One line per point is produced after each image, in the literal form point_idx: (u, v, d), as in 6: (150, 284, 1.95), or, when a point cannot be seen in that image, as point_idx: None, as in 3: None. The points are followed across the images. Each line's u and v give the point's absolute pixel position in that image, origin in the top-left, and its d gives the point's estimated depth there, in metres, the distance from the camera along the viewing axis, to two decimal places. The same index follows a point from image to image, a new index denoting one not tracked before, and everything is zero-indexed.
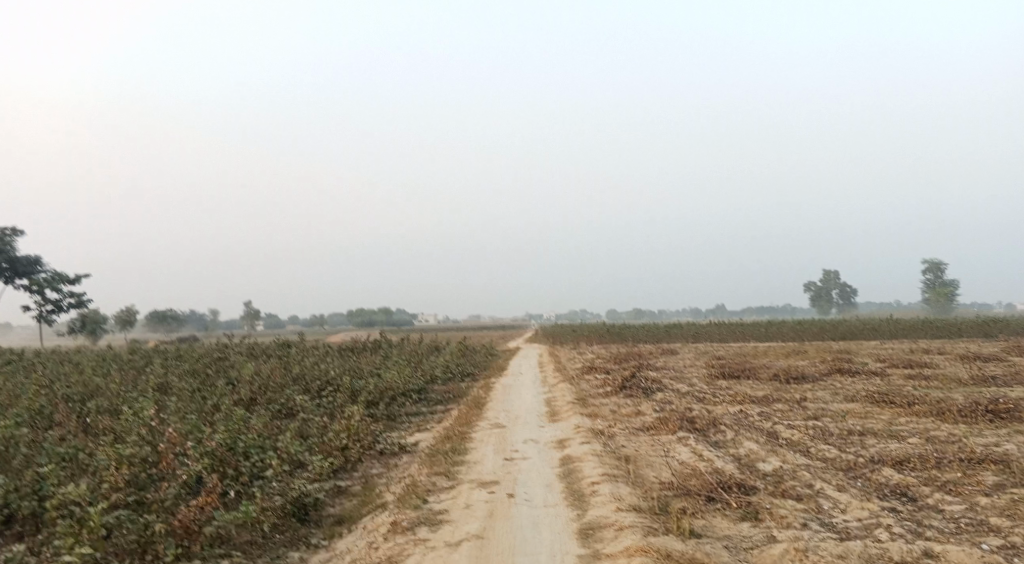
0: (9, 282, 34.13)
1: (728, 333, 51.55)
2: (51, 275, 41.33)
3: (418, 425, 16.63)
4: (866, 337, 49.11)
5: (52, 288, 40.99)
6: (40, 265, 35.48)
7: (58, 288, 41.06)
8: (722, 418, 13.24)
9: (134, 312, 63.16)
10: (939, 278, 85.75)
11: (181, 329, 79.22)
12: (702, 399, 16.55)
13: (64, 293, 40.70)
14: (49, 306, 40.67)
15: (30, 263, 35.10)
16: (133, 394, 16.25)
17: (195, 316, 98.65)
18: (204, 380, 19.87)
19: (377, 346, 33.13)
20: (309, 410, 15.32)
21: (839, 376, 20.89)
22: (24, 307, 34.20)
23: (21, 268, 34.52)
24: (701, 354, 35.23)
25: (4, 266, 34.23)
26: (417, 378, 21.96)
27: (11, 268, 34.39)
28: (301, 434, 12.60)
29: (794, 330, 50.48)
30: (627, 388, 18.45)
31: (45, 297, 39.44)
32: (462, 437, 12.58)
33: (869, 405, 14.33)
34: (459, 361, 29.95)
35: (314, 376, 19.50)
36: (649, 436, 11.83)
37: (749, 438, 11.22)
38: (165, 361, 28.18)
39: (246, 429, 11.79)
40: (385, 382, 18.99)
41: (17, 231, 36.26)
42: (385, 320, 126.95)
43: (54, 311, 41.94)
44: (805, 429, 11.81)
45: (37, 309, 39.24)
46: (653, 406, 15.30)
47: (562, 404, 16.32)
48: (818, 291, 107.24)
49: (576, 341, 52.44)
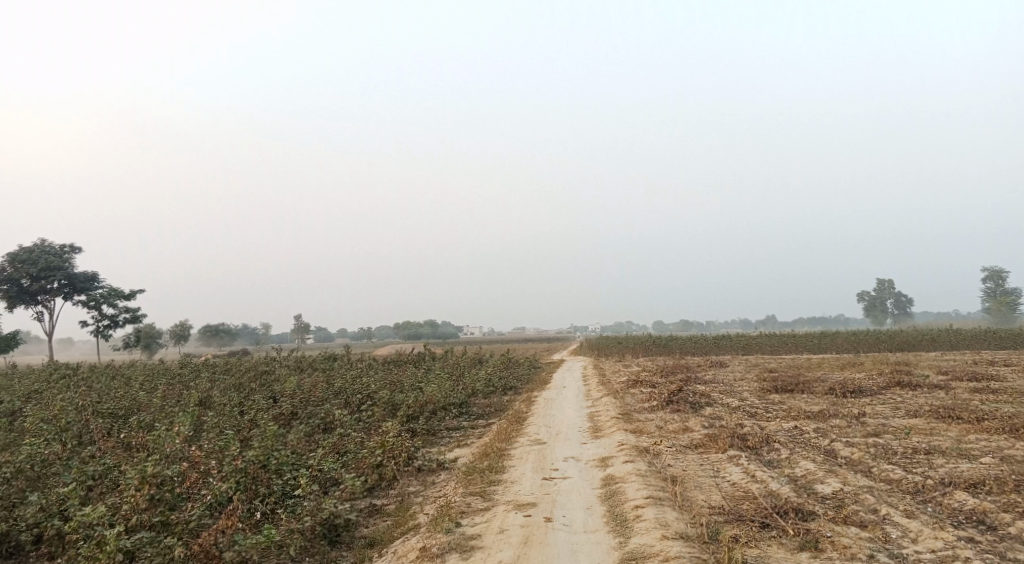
0: (68, 299, 35.19)
1: (778, 344, 49.96)
2: (108, 292, 42.58)
3: (457, 441, 16.30)
4: (925, 349, 46.98)
5: (109, 304, 42.24)
6: (98, 282, 36.56)
7: (115, 304, 42.29)
8: (775, 435, 12.50)
9: (188, 327, 64.77)
10: (1002, 286, 81.87)
11: (232, 344, 80.99)
12: (753, 414, 15.78)
13: (121, 309, 41.87)
14: (106, 322, 41.87)
15: (88, 280, 36.19)
16: (176, 409, 16.38)
17: (247, 331, 101.08)
18: (247, 394, 19.95)
19: (420, 359, 33.01)
20: (348, 425, 15.13)
21: (899, 389, 19.75)
22: (82, 324, 35.22)
23: (81, 285, 35.60)
24: (751, 366, 34.12)
25: (64, 284, 35.36)
26: (458, 391, 21.66)
27: (71, 285, 35.48)
28: (338, 450, 12.40)
29: (848, 341, 48.64)
30: (673, 402, 17.77)
31: (103, 312, 40.61)
32: (501, 454, 12.18)
33: (934, 421, 13.38)
34: (501, 374, 29.56)
35: (354, 389, 19.40)
36: (696, 454, 11.21)
37: (805, 456, 10.51)
38: (213, 375, 28.59)
39: (280, 446, 11.65)
40: (424, 396, 18.72)
41: (76, 249, 37.44)
42: (431, 333, 127.65)
43: (112, 326, 43.22)
44: (866, 446, 11.02)
45: (95, 325, 40.44)
46: (701, 422, 14.61)
47: (606, 419, 15.74)
48: (872, 301, 103.72)
49: (621, 353, 51.55)
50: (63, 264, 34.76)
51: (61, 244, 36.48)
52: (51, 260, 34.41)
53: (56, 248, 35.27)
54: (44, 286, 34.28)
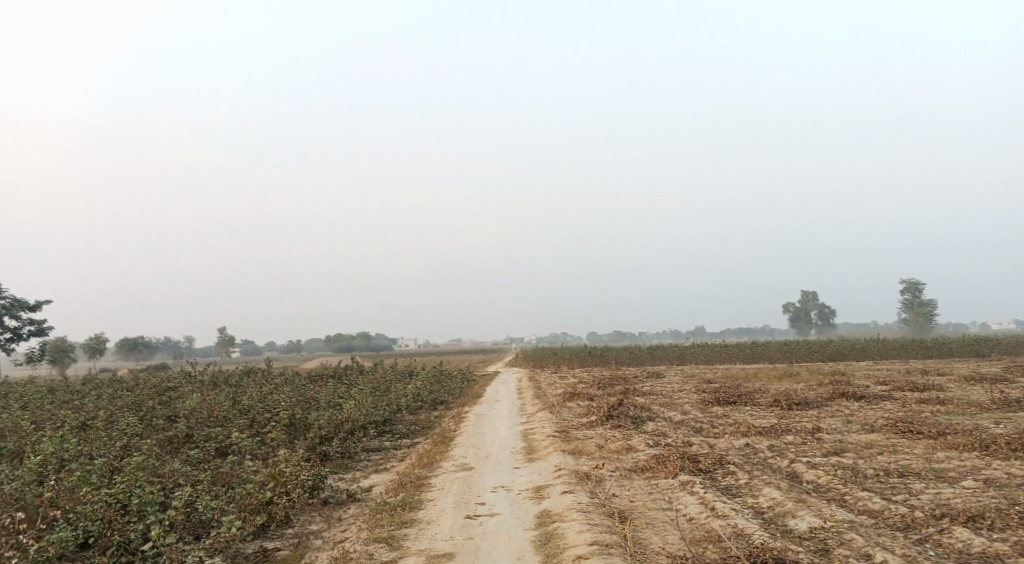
0: None
1: (714, 354, 49.71)
2: (10, 303, 38.56)
3: (375, 466, 14.47)
4: (855, 359, 47.50)
5: (9, 316, 38.19)
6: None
7: (16, 315, 38.21)
8: (728, 455, 11.19)
9: (102, 340, 60.16)
10: (918, 297, 85.18)
11: (151, 357, 76.09)
12: (701, 430, 14.51)
13: (24, 320, 38.01)
14: (6, 334, 37.84)
15: None
16: (50, 431, 14.04)
17: (166, 345, 95.70)
18: (140, 411, 17.58)
19: (346, 372, 30.79)
20: (247, 451, 13.16)
21: (844, 400, 18.97)
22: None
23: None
24: (689, 377, 33.29)
25: None
26: (381, 407, 19.74)
27: None
28: (226, 484, 10.50)
29: (781, 351, 48.78)
30: (614, 417, 16.38)
31: (2, 324, 36.66)
32: (419, 485, 10.48)
33: (893, 436, 12.40)
34: (432, 387, 27.66)
35: (265, 406, 17.33)
36: (643, 480, 9.76)
37: (768, 482, 9.21)
38: (114, 392, 25.64)
39: (153, 477, 9.71)
40: (343, 415, 16.77)
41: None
42: (364, 345, 124.04)
43: (13, 340, 39.12)
44: (831, 469, 9.82)
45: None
46: (646, 439, 13.21)
47: (541, 438, 14.14)
48: (797, 312, 106.48)
49: (557, 364, 50.37)
50: None
51: None
52: None
53: None
54: None
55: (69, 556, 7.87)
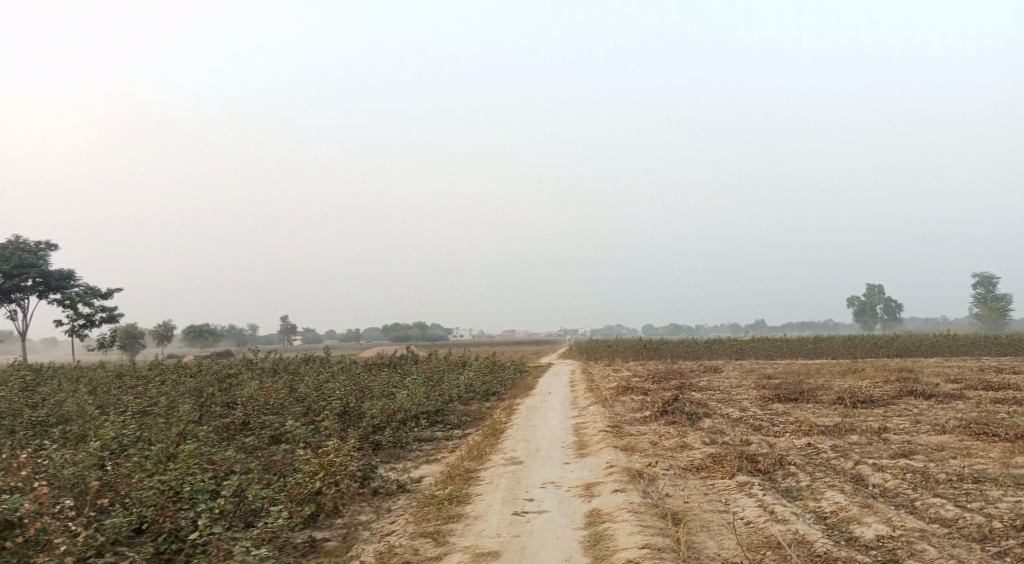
0: (42, 298, 32.85)
1: (773, 349, 48.31)
2: (84, 291, 40.30)
3: (425, 457, 14.48)
4: (924, 355, 45.41)
5: (84, 303, 39.97)
6: (73, 280, 34.28)
7: (91, 303, 39.94)
8: (788, 455, 10.70)
9: (170, 327, 62.52)
10: (993, 291, 80.95)
11: (216, 344, 78.70)
12: (758, 428, 13.97)
13: (97, 308, 39.67)
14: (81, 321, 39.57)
15: (63, 277, 33.86)
16: (116, 416, 14.57)
17: (231, 333, 98.93)
18: (201, 397, 18.09)
19: (400, 362, 31.05)
20: (301, 440, 13.36)
21: (913, 399, 18.04)
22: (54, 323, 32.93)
23: (56, 282, 33.20)
24: (747, 372, 32.36)
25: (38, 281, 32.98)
26: (434, 397, 19.79)
27: (45, 283, 33.14)
28: (278, 473, 10.66)
29: (844, 346, 47.01)
30: (668, 413, 15.98)
31: (78, 311, 38.34)
32: (467, 478, 10.39)
33: (968, 438, 11.67)
34: (483, 378, 27.65)
35: (320, 395, 17.59)
36: (698, 480, 9.41)
37: (831, 485, 8.74)
38: (179, 378, 26.51)
39: (207, 465, 9.91)
40: (395, 405, 16.84)
41: (49, 246, 35.13)
42: (419, 335, 125.62)
43: (88, 326, 40.94)
44: (900, 472, 9.26)
45: (70, 323, 38.15)
46: (701, 437, 12.79)
47: (592, 433, 13.88)
48: (861, 306, 102.66)
49: (611, 357, 49.78)
50: (37, 262, 32.43)
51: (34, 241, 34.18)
52: (25, 257, 32.07)
53: (31, 244, 32.95)
54: (18, 284, 31.89)
55: (124, 541, 8.09)
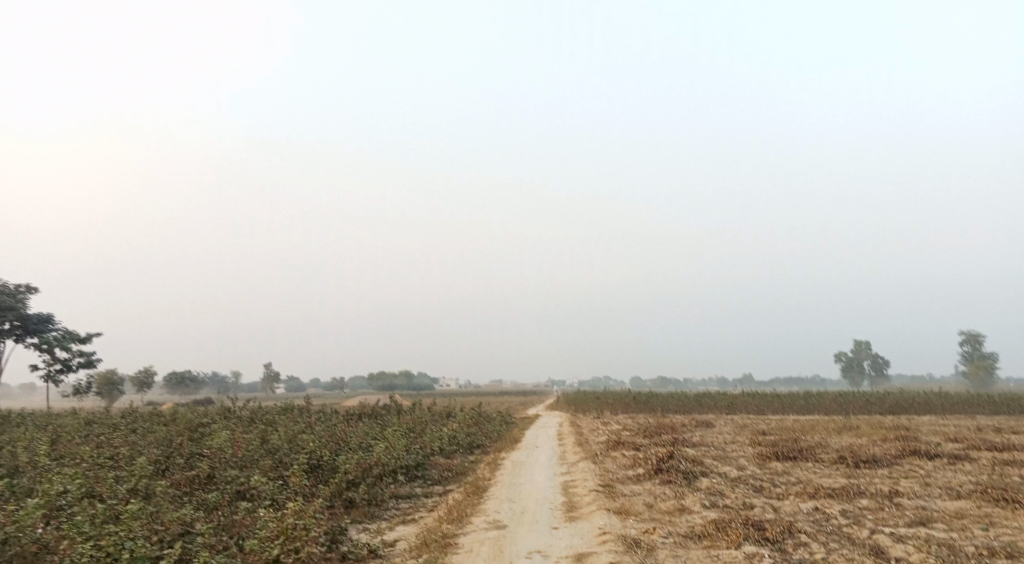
0: (19, 342, 31.42)
1: (765, 404, 47.32)
2: (63, 335, 39.03)
3: (402, 516, 13.47)
4: (917, 413, 44.58)
5: (61, 348, 38.58)
6: (52, 323, 33.03)
7: (69, 348, 38.61)
8: (797, 522, 9.84)
9: (150, 374, 60.79)
10: (978, 349, 80.81)
11: (197, 392, 76.82)
12: (760, 489, 13.10)
13: (75, 353, 38.30)
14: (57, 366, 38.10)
15: (42, 321, 32.54)
16: (69, 466, 13.49)
17: (214, 379, 97.24)
18: (167, 446, 16.97)
19: (383, 413, 29.84)
20: (267, 497, 12.35)
21: (917, 460, 17.21)
22: (30, 368, 31.59)
23: (34, 326, 31.85)
24: (741, 427, 31.36)
25: (14, 324, 31.57)
26: (414, 451, 18.72)
27: (22, 326, 31.76)
28: (237, 535, 9.70)
29: (837, 403, 46.22)
30: (663, 471, 15.05)
31: (54, 356, 36.98)
32: (446, 544, 9.47)
33: (986, 505, 10.83)
34: (468, 430, 26.49)
35: (293, 447, 16.51)
36: (702, 550, 8.53)
37: (850, 557, 7.88)
38: (149, 426, 25.21)
39: (154, 526, 8.98)
40: (373, 458, 15.82)
41: (30, 289, 33.90)
42: (405, 384, 123.56)
43: (63, 371, 39.46)
44: (923, 544, 8.42)
45: (45, 369, 36.70)
46: (700, 498, 11.90)
47: (582, 493, 12.90)
48: (848, 362, 102.20)
49: (599, 410, 48.65)
50: (16, 304, 31.14)
51: (16, 283, 32.95)
52: (3, 299, 30.77)
53: (10, 286, 31.71)
54: None
55: None
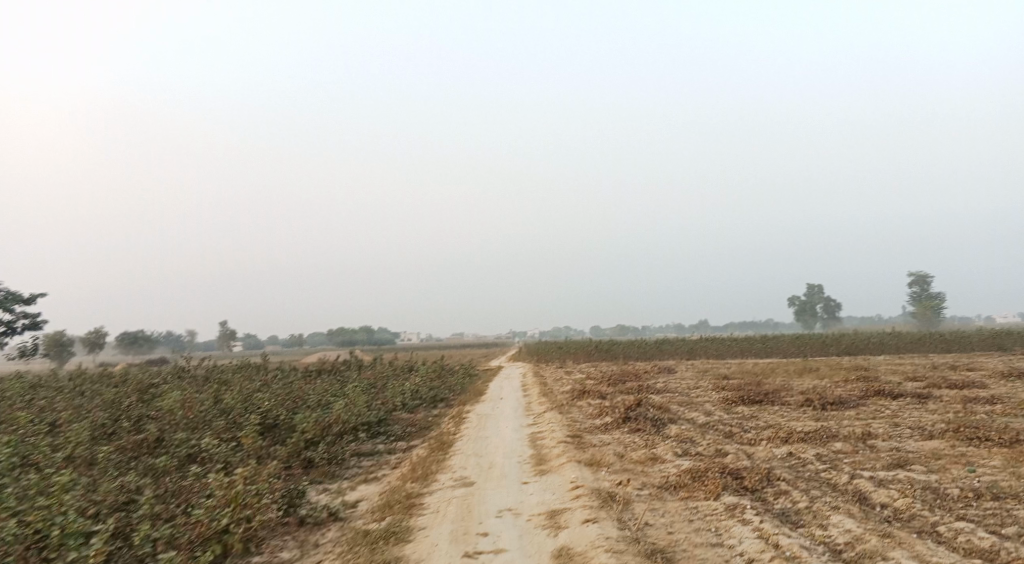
0: None
1: (725, 348, 47.93)
2: (4, 295, 36.99)
3: (363, 475, 12.87)
4: (871, 353, 45.71)
5: (2, 309, 36.55)
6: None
7: (10, 309, 36.60)
8: (774, 468, 9.53)
9: (101, 334, 58.65)
10: (925, 291, 83.32)
11: (152, 351, 74.78)
12: (731, 435, 12.86)
13: (17, 315, 36.37)
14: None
15: None
16: (3, 433, 12.48)
17: (169, 338, 94.87)
18: (112, 408, 15.95)
19: (344, 368, 29.08)
20: (219, 459, 11.59)
21: (881, 400, 17.30)
22: None
23: None
24: (703, 373, 31.53)
25: None
26: (376, 406, 18.08)
27: None
28: (184, 503, 8.99)
29: (794, 345, 47.05)
30: (631, 419, 14.72)
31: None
32: (410, 504, 8.89)
33: (960, 444, 10.71)
34: (431, 384, 25.98)
35: (247, 406, 15.67)
36: (680, 502, 8.13)
37: (835, 505, 7.57)
38: (96, 388, 24.05)
39: (92, 496, 8.18)
40: (333, 415, 15.12)
41: None
42: (366, 339, 122.66)
43: (6, 334, 37.55)
44: (906, 487, 8.17)
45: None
46: (673, 447, 11.55)
47: (551, 445, 12.46)
48: (801, 306, 104.69)
49: (562, 359, 48.66)
50: None
51: None
52: None
53: None
54: None
55: None
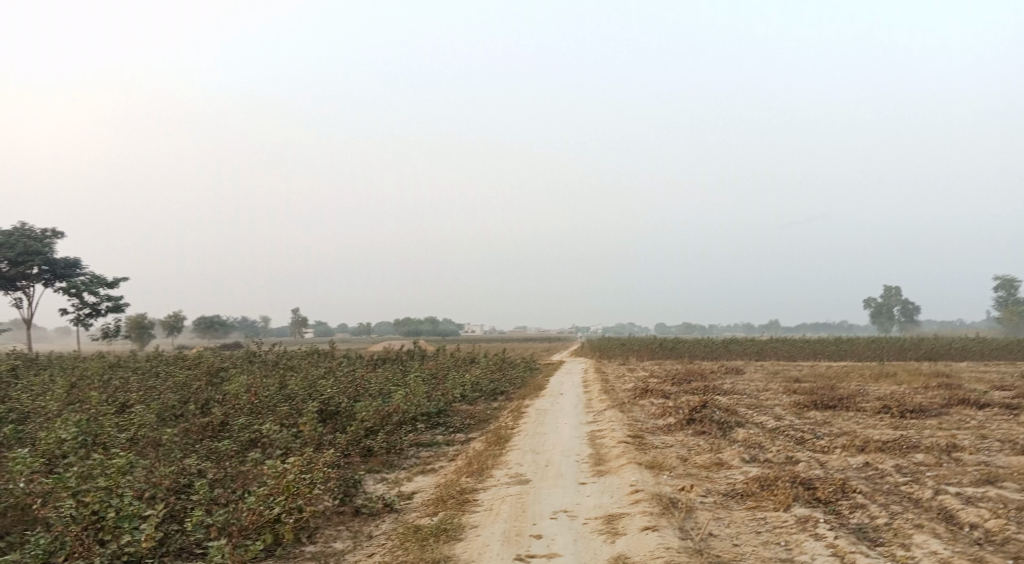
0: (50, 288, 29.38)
1: (795, 350, 46.19)
2: (91, 279, 38.96)
3: (420, 466, 12.80)
4: (953, 359, 43.18)
5: (90, 293, 38.54)
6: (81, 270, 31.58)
7: (97, 293, 38.54)
8: (850, 479, 8.90)
9: (180, 319, 61.32)
10: (1015, 294, 78.31)
11: (227, 337, 77.80)
12: (802, 441, 12.16)
13: (103, 298, 38.28)
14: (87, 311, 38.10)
15: (71, 266, 30.59)
16: (78, 412, 12.99)
17: (243, 324, 98.56)
18: (183, 391, 16.45)
19: (406, 358, 29.34)
20: (279, 446, 11.72)
21: (967, 409, 16.15)
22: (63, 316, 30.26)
23: (63, 271, 29.72)
24: (772, 375, 30.38)
25: (42, 269, 29.44)
26: (435, 397, 18.07)
27: (50, 271, 29.65)
28: (241, 489, 9.09)
29: (869, 349, 44.91)
30: (695, 421, 14.17)
31: (83, 301, 37.00)
32: (464, 500, 8.71)
33: None
34: (490, 376, 25.89)
35: (310, 393, 15.86)
36: (746, 512, 7.65)
37: (919, 523, 6.95)
38: (171, 370, 24.99)
39: (153, 479, 8.35)
40: (392, 405, 15.14)
41: (55, 233, 33.36)
42: (430, 330, 124.36)
43: (94, 316, 39.58)
44: (999, 507, 7.45)
45: (75, 312, 36.70)
46: (739, 452, 11.00)
47: (610, 445, 12.08)
48: (877, 308, 100.17)
49: (624, 356, 47.90)
50: (44, 249, 28.91)
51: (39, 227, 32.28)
52: (30, 243, 28.51)
53: (35, 231, 29.48)
54: (24, 274, 28.37)
55: None
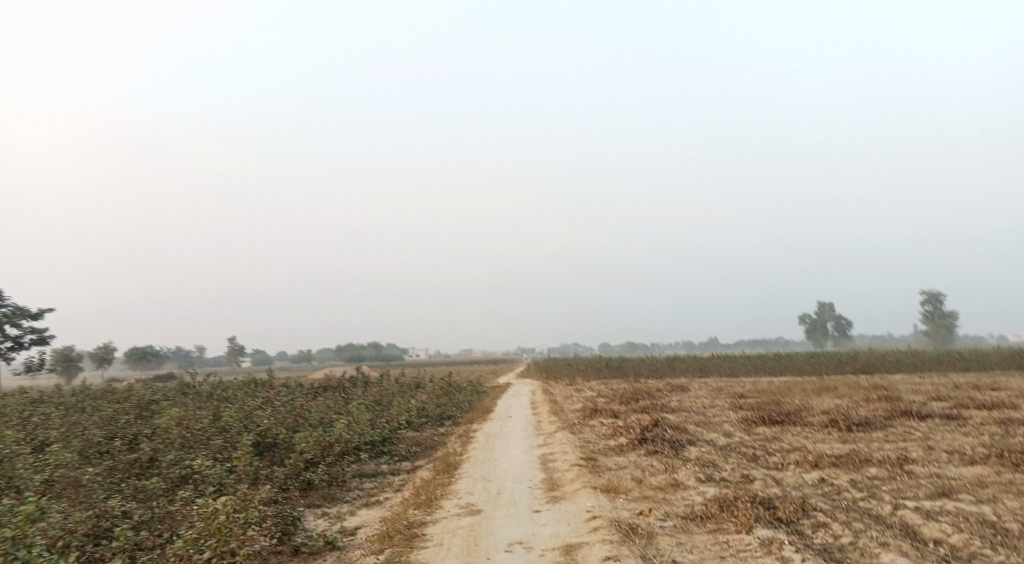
0: None
1: (738, 366, 46.98)
2: (12, 310, 36.60)
3: (364, 498, 12.13)
4: (887, 371, 44.61)
5: (11, 324, 36.17)
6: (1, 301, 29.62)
7: (18, 324, 36.19)
8: (808, 497, 8.75)
9: (111, 349, 58.39)
10: (939, 308, 82.05)
11: (160, 367, 74.46)
12: (756, 459, 12.05)
13: (25, 330, 35.96)
14: (7, 344, 35.70)
15: None
16: None
17: (178, 354, 94.77)
18: (108, 425, 15.33)
19: (350, 385, 28.38)
20: (212, 482, 10.90)
21: (910, 420, 16.44)
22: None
23: None
24: (718, 391, 30.68)
25: None
26: (380, 425, 17.38)
27: None
28: (167, 531, 8.33)
29: (808, 363, 46.03)
30: (648, 440, 13.94)
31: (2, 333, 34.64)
32: (413, 535, 8.17)
33: (1005, 471, 9.89)
34: (437, 401, 25.22)
35: (247, 424, 14.98)
36: (709, 536, 7.37)
37: (883, 541, 6.79)
38: (97, 404, 23.46)
39: (66, 525, 7.55)
40: (334, 435, 14.41)
41: None
42: (375, 355, 122.08)
43: (14, 349, 37.17)
44: (958, 520, 7.38)
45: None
46: (695, 472, 10.78)
47: (563, 469, 11.71)
48: (812, 324, 103.44)
49: (572, 376, 47.80)
50: None
51: None
52: None
53: None
54: None
55: None
